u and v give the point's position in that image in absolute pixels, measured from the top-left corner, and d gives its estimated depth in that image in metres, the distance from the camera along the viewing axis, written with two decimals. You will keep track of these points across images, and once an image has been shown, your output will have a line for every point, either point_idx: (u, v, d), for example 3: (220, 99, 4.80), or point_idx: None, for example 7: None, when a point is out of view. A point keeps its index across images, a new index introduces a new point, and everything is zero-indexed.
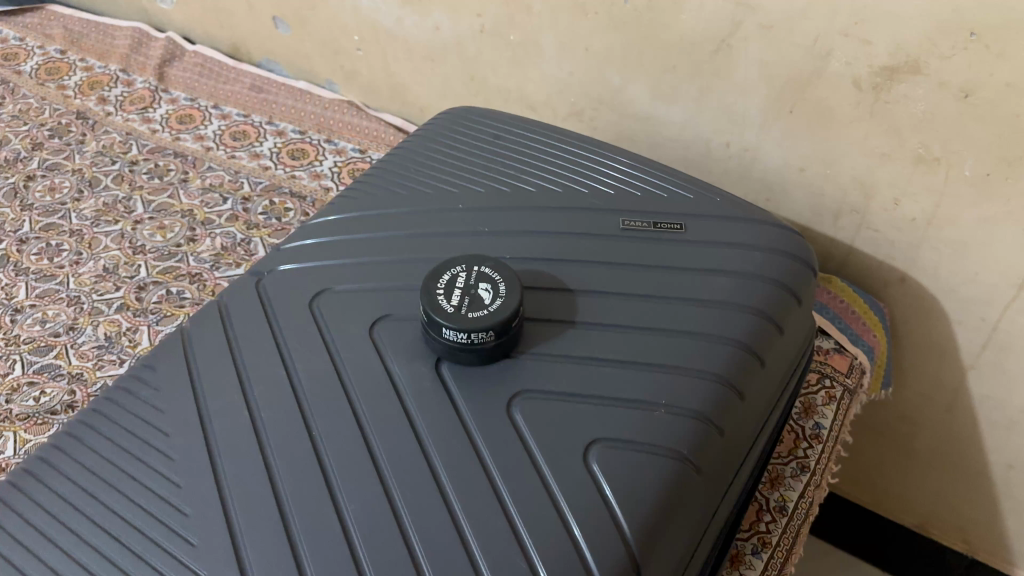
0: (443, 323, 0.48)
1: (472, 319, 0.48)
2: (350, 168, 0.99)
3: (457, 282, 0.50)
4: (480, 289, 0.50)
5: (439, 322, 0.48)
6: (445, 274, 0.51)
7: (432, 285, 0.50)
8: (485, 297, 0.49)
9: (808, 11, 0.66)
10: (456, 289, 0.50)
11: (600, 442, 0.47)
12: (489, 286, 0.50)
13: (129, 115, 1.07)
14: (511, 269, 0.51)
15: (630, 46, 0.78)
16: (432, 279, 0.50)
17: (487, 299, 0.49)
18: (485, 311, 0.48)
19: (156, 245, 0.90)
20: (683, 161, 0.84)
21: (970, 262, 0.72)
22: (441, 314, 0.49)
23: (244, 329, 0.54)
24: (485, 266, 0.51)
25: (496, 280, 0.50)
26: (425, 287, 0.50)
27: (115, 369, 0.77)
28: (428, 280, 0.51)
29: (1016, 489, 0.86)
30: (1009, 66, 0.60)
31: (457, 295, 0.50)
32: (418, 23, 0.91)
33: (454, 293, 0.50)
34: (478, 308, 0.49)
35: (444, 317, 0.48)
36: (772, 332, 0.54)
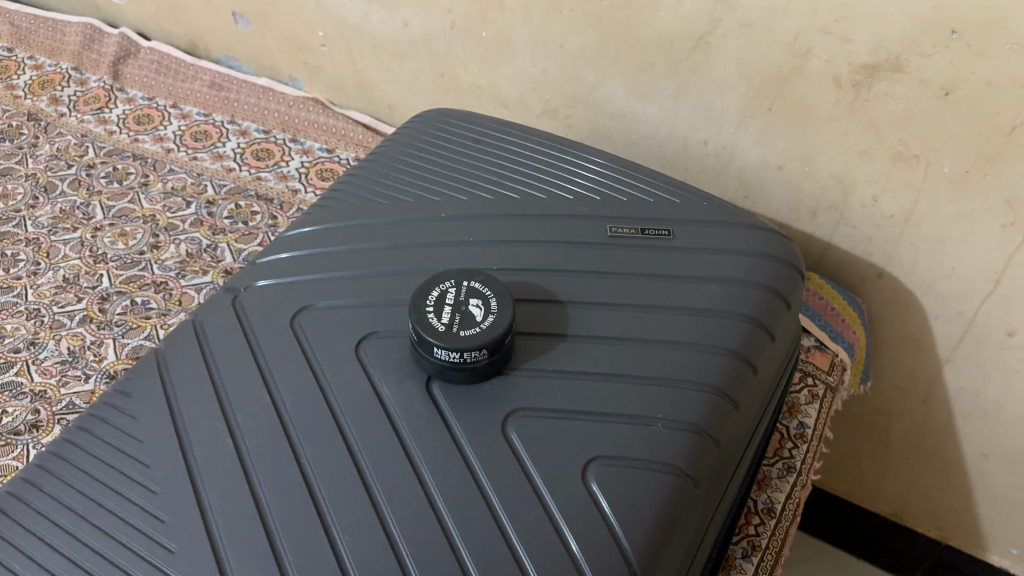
0: (434, 341, 0.47)
1: (464, 337, 0.47)
2: (318, 168, 0.96)
3: (446, 298, 0.49)
4: (470, 306, 0.49)
5: (431, 342, 0.47)
6: (435, 290, 0.50)
7: (421, 302, 0.49)
8: (477, 313, 0.48)
9: (788, 8, 0.65)
10: (446, 306, 0.49)
11: (599, 459, 0.46)
12: (480, 301, 0.49)
13: (83, 116, 1.03)
14: (501, 283, 0.50)
15: (607, 44, 0.76)
16: (421, 296, 0.49)
17: (479, 315, 0.48)
18: (477, 328, 0.47)
19: (117, 253, 0.87)
20: (660, 159, 0.83)
21: (948, 257, 0.73)
22: (432, 333, 0.47)
23: (223, 350, 0.52)
24: (474, 281, 0.50)
25: (486, 296, 0.49)
26: (414, 304, 0.49)
27: (81, 385, 0.74)
28: (417, 297, 0.49)
29: (989, 477, 0.87)
30: (990, 64, 0.60)
31: (447, 312, 0.48)
32: (385, 19, 0.89)
33: (445, 310, 0.49)
34: (469, 325, 0.48)
35: (435, 336, 0.47)
36: (764, 339, 0.54)
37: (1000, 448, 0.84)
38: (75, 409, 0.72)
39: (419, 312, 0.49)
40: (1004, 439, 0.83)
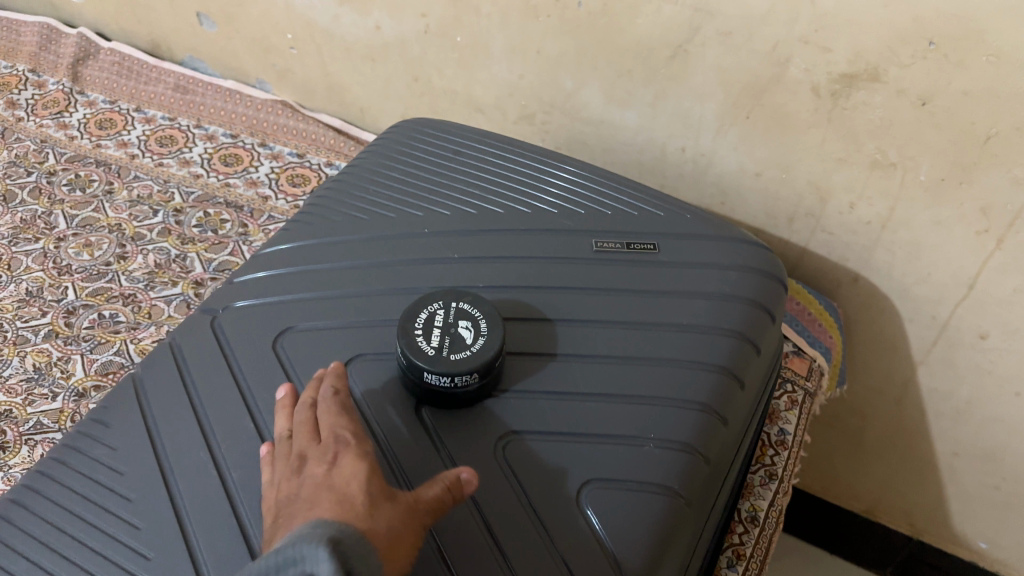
0: (424, 366, 0.46)
1: (455, 361, 0.46)
2: (289, 173, 0.94)
3: (435, 321, 0.49)
4: (460, 328, 0.48)
5: (420, 367, 0.46)
6: (422, 312, 0.49)
7: (409, 326, 0.48)
8: (466, 336, 0.48)
9: (767, 18, 0.65)
10: (435, 329, 0.48)
11: (593, 481, 0.46)
12: (469, 323, 0.48)
13: (42, 120, 1.00)
14: (490, 303, 0.50)
15: (584, 50, 0.76)
16: (409, 319, 0.48)
17: (469, 338, 0.48)
18: (467, 352, 0.47)
19: (82, 264, 0.84)
20: (637, 165, 0.83)
21: (923, 263, 0.74)
22: (421, 357, 0.46)
23: (203, 374, 0.50)
24: (463, 302, 0.50)
25: (475, 317, 0.49)
26: (402, 329, 0.48)
27: (48, 404, 0.72)
28: (405, 320, 0.49)
29: (960, 475, 0.89)
30: (966, 76, 0.60)
31: (437, 335, 0.48)
32: (357, 22, 0.87)
33: (434, 333, 0.48)
34: (459, 349, 0.47)
35: (425, 361, 0.46)
36: (751, 352, 0.54)
37: (972, 447, 0.85)
38: (43, 429, 0.69)
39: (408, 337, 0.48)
40: (976, 439, 0.84)
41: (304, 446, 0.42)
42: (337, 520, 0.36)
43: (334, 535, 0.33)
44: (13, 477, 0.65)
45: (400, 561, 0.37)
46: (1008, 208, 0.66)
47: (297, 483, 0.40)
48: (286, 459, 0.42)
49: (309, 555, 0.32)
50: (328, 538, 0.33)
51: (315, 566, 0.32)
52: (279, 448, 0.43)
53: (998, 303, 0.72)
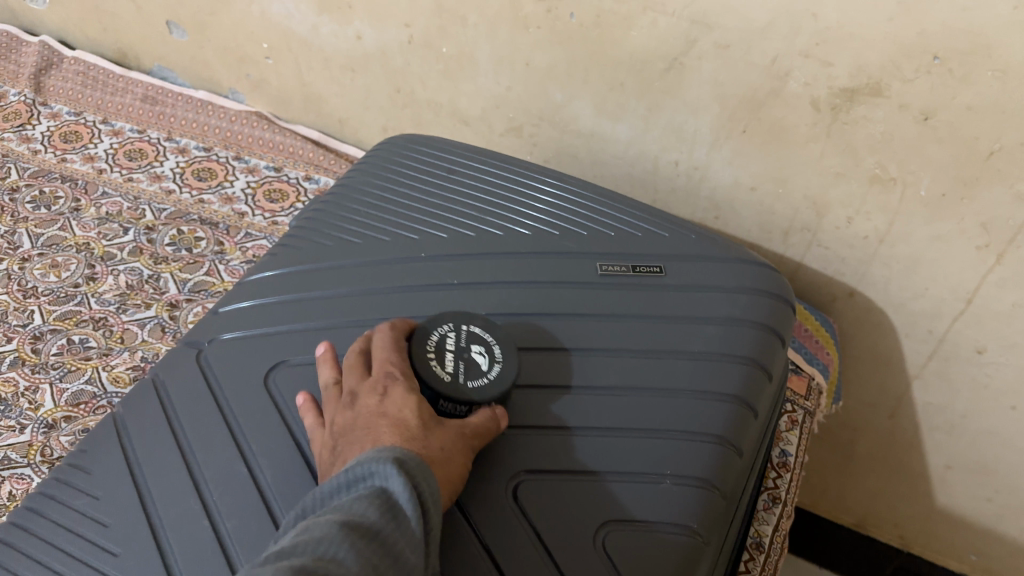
0: (441, 393, 0.44)
1: (474, 391, 0.44)
2: (266, 188, 0.91)
3: (446, 344, 0.46)
4: (473, 353, 0.46)
5: (437, 393, 0.44)
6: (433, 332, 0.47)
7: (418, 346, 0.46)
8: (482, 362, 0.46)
9: (767, 30, 0.63)
10: (448, 352, 0.46)
11: (611, 522, 0.44)
12: (483, 349, 0.47)
13: (3, 133, 0.96)
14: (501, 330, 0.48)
15: (575, 62, 0.74)
16: (420, 341, 0.46)
17: (484, 364, 0.46)
18: (485, 380, 0.45)
19: (49, 286, 0.80)
20: (628, 179, 0.81)
21: (921, 278, 0.72)
22: (438, 383, 0.44)
23: (189, 411, 0.47)
24: (474, 326, 0.48)
25: (488, 343, 0.47)
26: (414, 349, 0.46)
27: (15, 437, 0.68)
28: (415, 342, 0.46)
29: (953, 487, 0.88)
30: (971, 90, 0.59)
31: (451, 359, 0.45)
32: (336, 32, 0.84)
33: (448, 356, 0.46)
34: (476, 376, 0.45)
35: (442, 387, 0.44)
36: (763, 379, 0.51)
37: (965, 460, 0.84)
38: (10, 464, 0.65)
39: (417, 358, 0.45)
40: (969, 452, 0.83)
41: (354, 383, 0.43)
42: (399, 446, 0.37)
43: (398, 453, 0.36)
44: None
45: (451, 482, 0.39)
46: (1008, 224, 0.65)
47: (352, 414, 0.41)
48: (333, 400, 0.43)
49: (378, 471, 0.35)
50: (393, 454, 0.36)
51: (387, 480, 0.35)
52: (325, 394, 0.44)
53: (996, 318, 0.71)
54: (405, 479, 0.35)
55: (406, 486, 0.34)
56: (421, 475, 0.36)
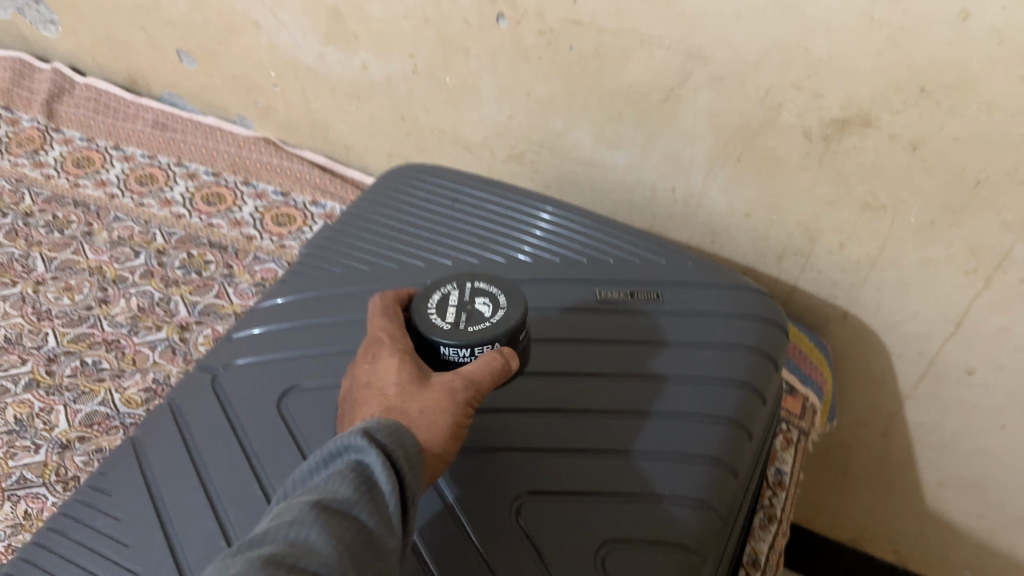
0: (441, 338, 0.47)
1: (472, 332, 0.47)
2: (273, 212, 0.93)
3: (450, 300, 0.50)
4: (475, 303, 0.50)
5: (439, 340, 0.47)
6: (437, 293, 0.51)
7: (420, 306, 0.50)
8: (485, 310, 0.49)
9: (760, 64, 0.65)
10: (450, 306, 0.50)
11: (611, 541, 0.46)
12: (486, 299, 0.50)
13: (17, 159, 0.99)
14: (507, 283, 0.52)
15: (575, 92, 0.76)
16: (423, 300, 0.50)
17: (486, 311, 0.49)
18: (486, 323, 0.48)
19: (62, 309, 0.82)
20: (626, 204, 0.83)
21: (911, 301, 0.74)
22: (438, 331, 0.48)
23: (204, 434, 0.49)
24: (478, 282, 0.51)
25: (491, 293, 0.50)
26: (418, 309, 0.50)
27: (31, 457, 0.69)
28: (419, 302, 0.50)
29: (946, 504, 0.90)
30: (958, 122, 0.61)
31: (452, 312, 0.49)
32: (343, 61, 0.86)
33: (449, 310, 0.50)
34: (477, 321, 0.48)
35: (442, 334, 0.47)
36: (757, 402, 0.53)
37: (957, 478, 0.86)
38: (26, 484, 0.67)
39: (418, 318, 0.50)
40: (962, 471, 0.85)
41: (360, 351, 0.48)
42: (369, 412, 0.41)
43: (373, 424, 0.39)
44: None
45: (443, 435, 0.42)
46: (995, 249, 0.67)
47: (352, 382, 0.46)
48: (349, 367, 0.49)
49: (353, 445, 0.37)
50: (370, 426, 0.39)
51: (363, 455, 0.37)
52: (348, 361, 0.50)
53: (985, 340, 0.73)
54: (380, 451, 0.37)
55: (380, 460, 0.37)
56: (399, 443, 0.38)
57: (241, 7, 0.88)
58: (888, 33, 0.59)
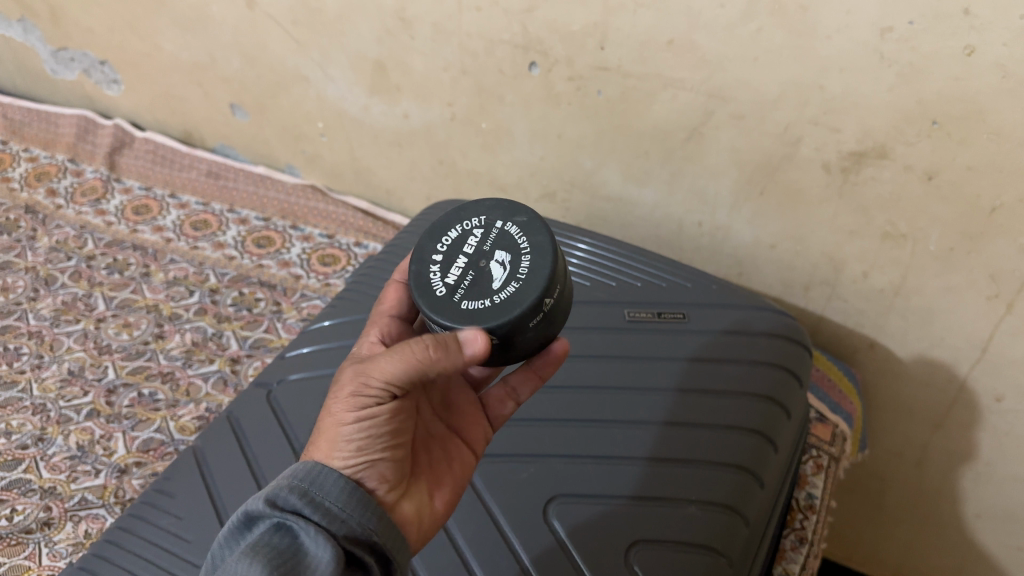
0: (433, 307, 0.46)
1: (465, 309, 0.46)
2: (320, 254, 0.99)
3: (468, 247, 0.48)
4: (489, 264, 0.47)
5: (431, 304, 0.46)
6: (462, 224, 0.49)
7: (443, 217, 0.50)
8: (499, 275, 0.46)
9: (778, 102, 0.69)
10: (462, 263, 0.48)
11: (640, 542, 0.49)
12: (503, 260, 0.47)
13: (81, 208, 1.06)
14: (553, 259, 0.46)
15: (604, 134, 0.80)
16: (436, 241, 0.49)
17: (494, 278, 0.46)
18: (482, 298, 0.46)
19: (122, 343, 0.87)
20: (656, 239, 0.87)
21: (936, 328, 0.76)
22: (432, 296, 0.47)
23: (260, 441, 0.54)
24: (510, 228, 0.48)
25: (511, 253, 0.47)
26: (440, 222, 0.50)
27: (91, 480, 0.73)
28: (431, 244, 0.49)
29: (983, 537, 0.90)
30: (971, 152, 0.64)
31: (459, 267, 0.47)
32: (385, 111, 0.92)
33: (461, 261, 0.48)
34: (478, 286, 0.46)
35: (434, 301, 0.46)
36: (781, 416, 0.56)
37: (993, 509, 0.86)
38: (87, 504, 0.71)
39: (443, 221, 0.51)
40: (995, 500, 0.85)
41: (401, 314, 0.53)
42: None
43: (278, 487, 0.40)
44: (58, 553, 0.67)
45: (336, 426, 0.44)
46: (1015, 274, 0.69)
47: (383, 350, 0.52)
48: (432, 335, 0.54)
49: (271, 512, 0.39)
50: (275, 492, 0.40)
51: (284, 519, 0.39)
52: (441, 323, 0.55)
53: (1010, 366, 0.74)
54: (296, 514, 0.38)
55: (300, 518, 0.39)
56: (306, 503, 0.39)
57: (291, 63, 0.94)
58: (898, 70, 0.63)
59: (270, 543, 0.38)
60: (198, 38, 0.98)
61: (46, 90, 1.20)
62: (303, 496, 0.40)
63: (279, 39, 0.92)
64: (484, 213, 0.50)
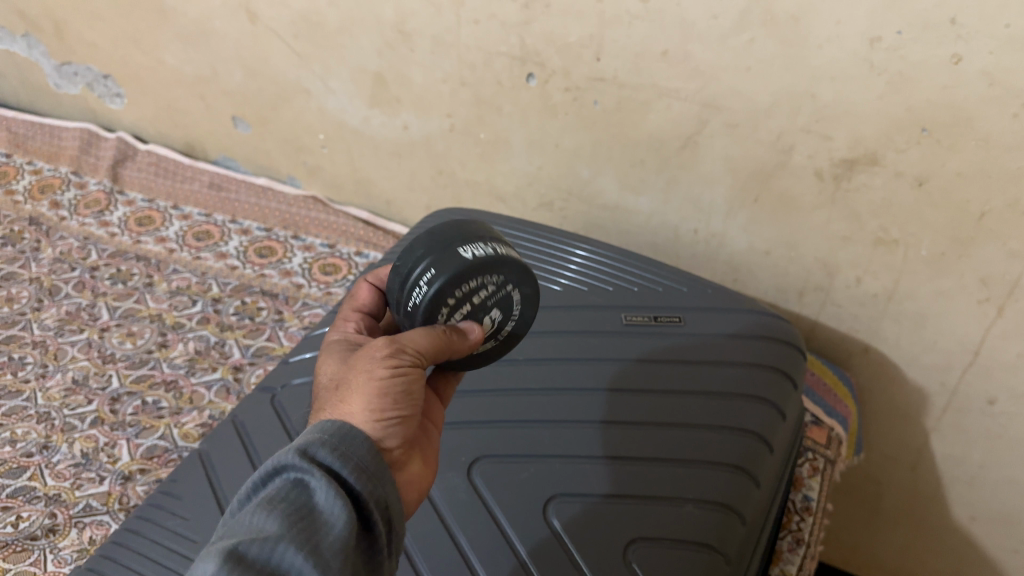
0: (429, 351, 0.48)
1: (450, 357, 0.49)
2: (321, 263, 1.00)
3: (480, 299, 0.48)
4: (488, 319, 0.49)
5: None
6: (483, 276, 0.47)
7: (460, 245, 0.48)
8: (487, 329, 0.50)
9: (771, 110, 0.71)
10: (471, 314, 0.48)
11: (639, 539, 0.50)
12: (499, 317, 0.50)
13: (84, 219, 1.07)
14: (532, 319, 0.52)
15: (600, 143, 0.82)
16: (458, 288, 0.46)
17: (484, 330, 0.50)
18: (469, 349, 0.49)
19: (126, 352, 0.89)
20: (652, 247, 0.88)
21: (928, 333, 0.77)
22: None
23: (265, 445, 0.55)
24: (518, 288, 0.49)
25: (507, 312, 0.50)
26: (462, 260, 0.46)
27: (96, 487, 0.74)
28: (451, 290, 0.46)
29: (979, 539, 0.90)
30: (960, 158, 0.65)
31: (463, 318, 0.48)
32: (385, 122, 0.94)
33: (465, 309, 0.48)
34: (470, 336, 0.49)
35: None
36: (776, 417, 0.57)
37: (988, 511, 0.87)
38: (92, 511, 0.72)
39: (448, 237, 0.48)
40: (989, 503, 0.86)
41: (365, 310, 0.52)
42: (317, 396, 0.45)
43: (309, 441, 0.38)
44: (63, 559, 0.67)
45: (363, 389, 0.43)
46: (1005, 278, 0.70)
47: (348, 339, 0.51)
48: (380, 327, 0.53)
49: (293, 464, 0.37)
50: (305, 444, 0.38)
51: (306, 473, 0.37)
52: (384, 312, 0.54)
53: (1002, 369, 0.75)
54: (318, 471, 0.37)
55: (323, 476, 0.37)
56: (336, 460, 0.38)
57: (293, 76, 0.95)
58: (888, 78, 0.64)
59: (290, 497, 0.36)
60: (200, 52, 1.00)
61: (50, 104, 1.22)
62: (333, 453, 0.38)
63: (280, 52, 0.93)
64: (505, 266, 0.48)
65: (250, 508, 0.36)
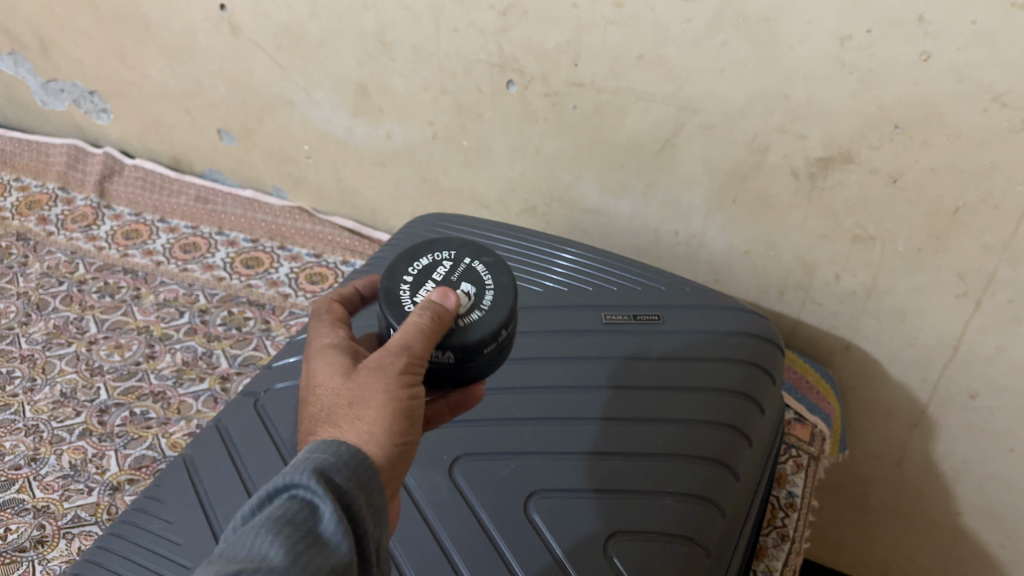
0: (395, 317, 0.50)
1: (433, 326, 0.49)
2: (307, 273, 1.01)
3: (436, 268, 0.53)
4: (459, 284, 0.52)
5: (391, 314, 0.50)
6: (433, 254, 0.54)
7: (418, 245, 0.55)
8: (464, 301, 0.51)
9: (746, 111, 0.72)
10: (433, 279, 0.52)
11: (618, 533, 0.50)
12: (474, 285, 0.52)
13: (72, 234, 1.07)
14: (515, 293, 0.52)
15: (580, 147, 0.83)
16: (405, 262, 0.53)
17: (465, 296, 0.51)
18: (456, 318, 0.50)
19: (113, 364, 0.89)
20: (634, 249, 0.89)
21: (908, 328, 0.78)
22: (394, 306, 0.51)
23: (249, 449, 0.56)
24: (482, 262, 0.53)
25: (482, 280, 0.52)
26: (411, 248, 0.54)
27: (84, 498, 0.74)
28: (402, 262, 0.53)
29: (965, 535, 0.91)
30: (932, 154, 0.66)
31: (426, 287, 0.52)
32: (368, 132, 0.94)
33: (429, 284, 0.52)
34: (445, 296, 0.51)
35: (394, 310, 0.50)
36: (754, 411, 0.58)
37: (973, 506, 0.88)
38: (80, 522, 0.72)
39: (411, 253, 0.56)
40: (975, 498, 0.87)
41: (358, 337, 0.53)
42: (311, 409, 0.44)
43: (326, 463, 0.37)
44: (52, 569, 0.67)
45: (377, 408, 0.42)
46: (981, 272, 0.71)
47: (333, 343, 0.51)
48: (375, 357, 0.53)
49: (307, 485, 0.36)
50: (323, 465, 0.37)
51: (316, 497, 0.36)
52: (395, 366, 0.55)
53: (981, 362, 0.76)
54: (329, 500, 0.36)
55: (333, 504, 0.36)
56: (352, 495, 0.37)
57: (276, 88, 0.96)
58: (859, 76, 0.65)
59: (296, 520, 0.35)
60: (185, 66, 1.01)
61: (36, 121, 1.23)
62: (350, 484, 0.37)
63: (264, 64, 0.94)
64: (453, 248, 0.55)
65: (254, 526, 0.35)
